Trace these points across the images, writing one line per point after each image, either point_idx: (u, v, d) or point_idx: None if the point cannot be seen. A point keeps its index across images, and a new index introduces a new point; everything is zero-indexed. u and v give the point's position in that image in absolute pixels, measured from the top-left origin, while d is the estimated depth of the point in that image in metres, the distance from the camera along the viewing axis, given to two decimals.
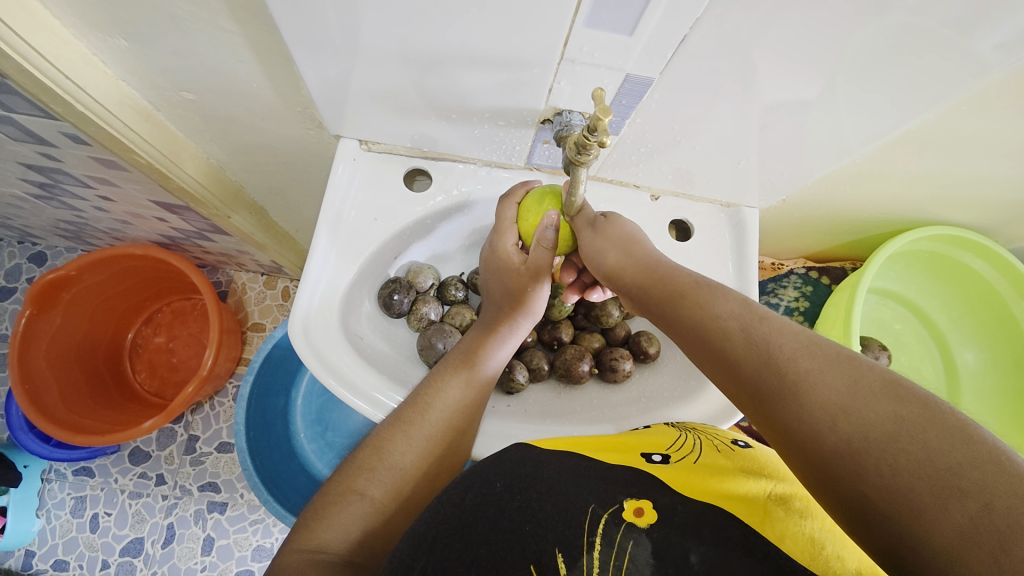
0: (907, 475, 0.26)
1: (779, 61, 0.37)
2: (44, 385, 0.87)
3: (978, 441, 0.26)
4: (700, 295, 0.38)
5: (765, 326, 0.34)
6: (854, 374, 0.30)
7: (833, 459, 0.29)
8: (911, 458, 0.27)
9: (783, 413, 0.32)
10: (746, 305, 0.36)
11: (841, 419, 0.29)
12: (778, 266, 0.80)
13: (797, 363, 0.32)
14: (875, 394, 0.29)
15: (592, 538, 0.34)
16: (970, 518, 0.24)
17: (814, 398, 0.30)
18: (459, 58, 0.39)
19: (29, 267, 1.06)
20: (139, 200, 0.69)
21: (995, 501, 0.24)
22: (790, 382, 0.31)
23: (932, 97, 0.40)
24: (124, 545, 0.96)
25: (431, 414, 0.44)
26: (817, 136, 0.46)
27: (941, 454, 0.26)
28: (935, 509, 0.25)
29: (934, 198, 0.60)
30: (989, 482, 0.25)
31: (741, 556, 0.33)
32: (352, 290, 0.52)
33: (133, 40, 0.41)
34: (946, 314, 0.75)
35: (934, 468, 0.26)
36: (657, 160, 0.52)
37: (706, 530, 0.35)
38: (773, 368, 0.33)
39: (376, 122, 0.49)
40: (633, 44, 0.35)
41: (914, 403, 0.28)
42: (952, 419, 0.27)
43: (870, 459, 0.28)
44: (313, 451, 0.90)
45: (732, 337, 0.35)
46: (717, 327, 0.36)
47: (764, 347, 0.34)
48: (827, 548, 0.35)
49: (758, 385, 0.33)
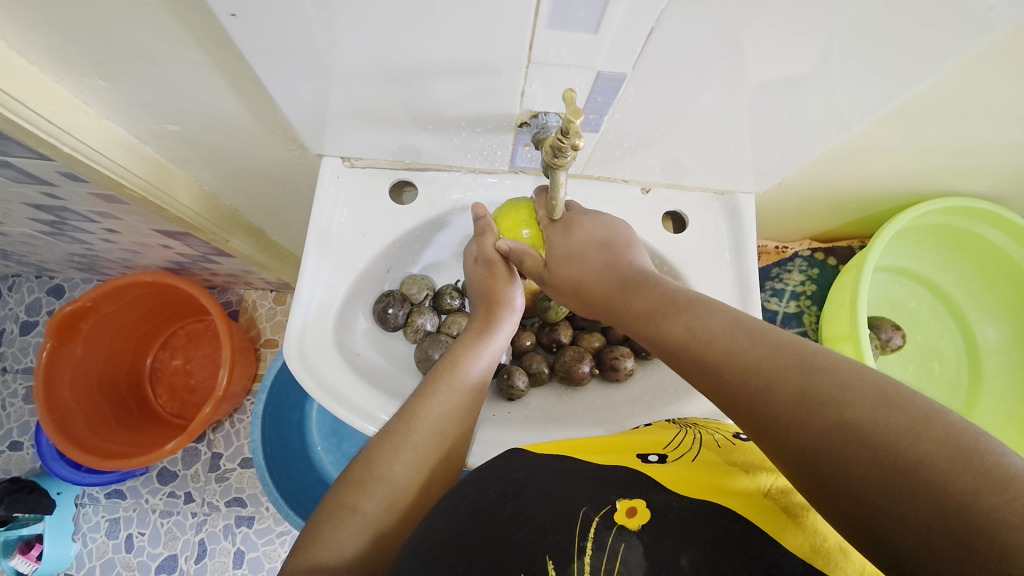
0: (860, 480, 0.26)
1: (755, 44, 0.36)
2: (71, 415, 0.90)
3: (929, 435, 0.25)
4: (655, 317, 0.39)
5: (712, 346, 0.34)
6: (804, 380, 0.29)
7: (800, 466, 0.29)
8: (863, 462, 0.26)
9: (752, 426, 0.32)
10: (694, 325, 0.36)
11: (796, 429, 0.29)
12: (783, 249, 0.76)
13: (748, 381, 0.32)
14: (831, 391, 0.28)
15: (584, 543, 0.33)
16: (933, 513, 0.24)
17: (770, 411, 0.30)
18: (428, 69, 0.38)
19: (49, 300, 1.10)
20: (142, 230, 0.71)
21: (947, 501, 0.23)
22: (748, 397, 0.32)
23: (923, 67, 0.38)
24: (159, 563, 0.98)
25: (418, 423, 0.44)
26: (806, 115, 0.44)
27: (889, 454, 0.25)
28: (900, 504, 0.25)
29: (939, 169, 0.58)
30: (941, 478, 0.24)
31: (731, 555, 0.32)
32: (346, 307, 0.52)
33: (110, 79, 0.42)
34: (964, 288, 0.73)
35: (884, 471, 0.25)
36: (642, 153, 0.51)
37: (701, 529, 0.34)
38: (731, 386, 0.33)
39: (356, 139, 0.49)
40: (600, 41, 0.34)
41: (871, 396, 0.27)
42: (901, 414, 0.26)
43: (833, 459, 0.27)
44: (331, 462, 0.90)
45: (689, 354, 0.36)
46: (671, 353, 0.37)
47: (716, 368, 0.34)
48: (830, 540, 0.34)
49: (724, 402, 0.34)
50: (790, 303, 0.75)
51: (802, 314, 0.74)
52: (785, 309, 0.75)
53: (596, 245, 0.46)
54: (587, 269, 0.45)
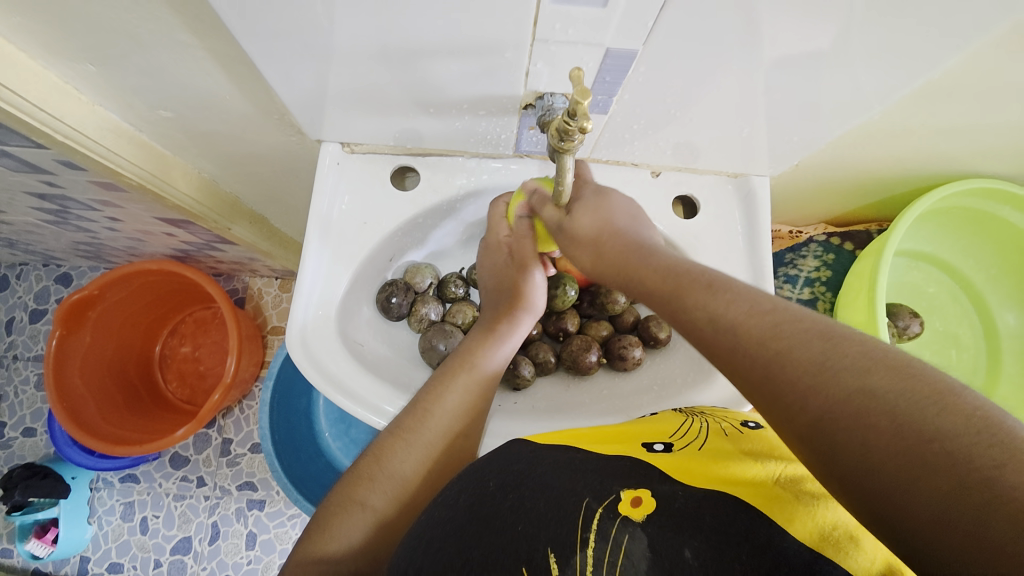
0: (877, 452, 0.24)
1: (774, 17, 0.33)
2: (81, 402, 0.91)
3: (956, 407, 0.23)
4: (671, 278, 0.36)
5: (731, 306, 0.32)
6: (824, 348, 0.27)
7: (810, 439, 0.26)
8: (882, 433, 0.24)
9: (758, 395, 0.29)
10: (715, 287, 0.34)
11: (810, 397, 0.26)
12: (797, 234, 0.74)
13: (764, 344, 0.29)
14: (855, 360, 0.26)
15: (586, 534, 0.32)
16: (954, 488, 0.21)
17: (783, 377, 0.28)
18: (428, 49, 0.36)
19: (57, 288, 1.10)
20: (145, 218, 0.70)
21: (972, 474, 0.21)
22: (761, 363, 0.29)
23: (955, 41, 0.36)
24: (173, 545, 1.01)
25: (431, 421, 0.43)
26: (826, 93, 0.42)
27: (913, 426, 0.23)
28: (919, 479, 0.22)
29: (964, 150, 0.55)
30: (967, 451, 0.21)
31: (737, 545, 0.31)
32: (350, 296, 0.52)
33: (101, 64, 0.40)
34: (984, 272, 0.70)
35: (905, 443, 0.23)
36: (652, 136, 0.49)
37: (707, 518, 0.33)
38: (742, 351, 0.30)
39: (356, 124, 0.47)
40: (609, 16, 0.32)
41: (897, 367, 0.25)
42: (927, 384, 0.24)
43: (849, 429, 0.25)
44: (338, 448, 0.89)
45: (704, 315, 0.33)
46: (684, 314, 0.34)
47: (731, 330, 0.31)
48: (839, 529, 0.32)
49: (732, 369, 0.31)
50: (803, 289, 0.72)
51: (816, 301, 0.72)
52: (799, 296, 0.72)
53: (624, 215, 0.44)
54: (608, 224, 0.43)
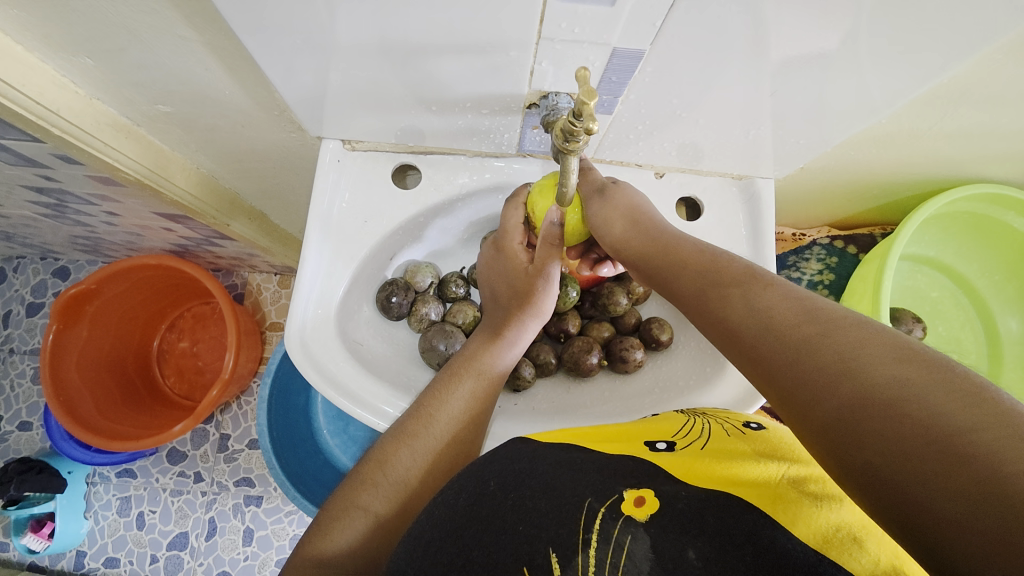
0: (904, 442, 0.23)
1: (785, 18, 0.33)
2: (78, 396, 0.90)
3: (990, 404, 0.22)
4: (709, 265, 0.37)
5: (770, 290, 0.32)
6: (857, 337, 0.27)
7: (831, 428, 0.26)
8: (911, 422, 0.23)
9: (783, 384, 0.29)
10: (756, 273, 0.34)
11: (838, 384, 0.26)
12: (800, 236, 0.74)
13: (797, 327, 0.29)
14: (889, 350, 0.25)
15: (588, 535, 0.32)
16: (986, 479, 0.20)
17: (812, 362, 0.28)
18: (431, 46, 0.36)
19: (54, 282, 1.10)
20: (143, 214, 0.69)
21: (1005, 467, 0.20)
22: (790, 347, 0.29)
23: (966, 48, 0.35)
24: (170, 540, 1.00)
25: (434, 426, 0.43)
26: (834, 96, 0.41)
27: (944, 417, 0.22)
28: (945, 470, 0.21)
29: (971, 155, 0.55)
30: (999, 448, 0.20)
31: (741, 547, 0.31)
32: (349, 296, 0.51)
33: (98, 58, 0.40)
34: (987, 278, 0.70)
35: (935, 433, 0.22)
36: (657, 137, 0.48)
37: (709, 520, 0.33)
38: (774, 334, 0.30)
39: (357, 121, 0.47)
40: (616, 15, 0.31)
41: (931, 360, 0.24)
42: (960, 381, 0.23)
43: (874, 418, 0.24)
44: (337, 445, 0.89)
45: (738, 298, 0.33)
46: (721, 294, 0.35)
47: (766, 313, 0.31)
48: (842, 530, 0.32)
49: (761, 351, 0.31)
50: None
51: None
52: None
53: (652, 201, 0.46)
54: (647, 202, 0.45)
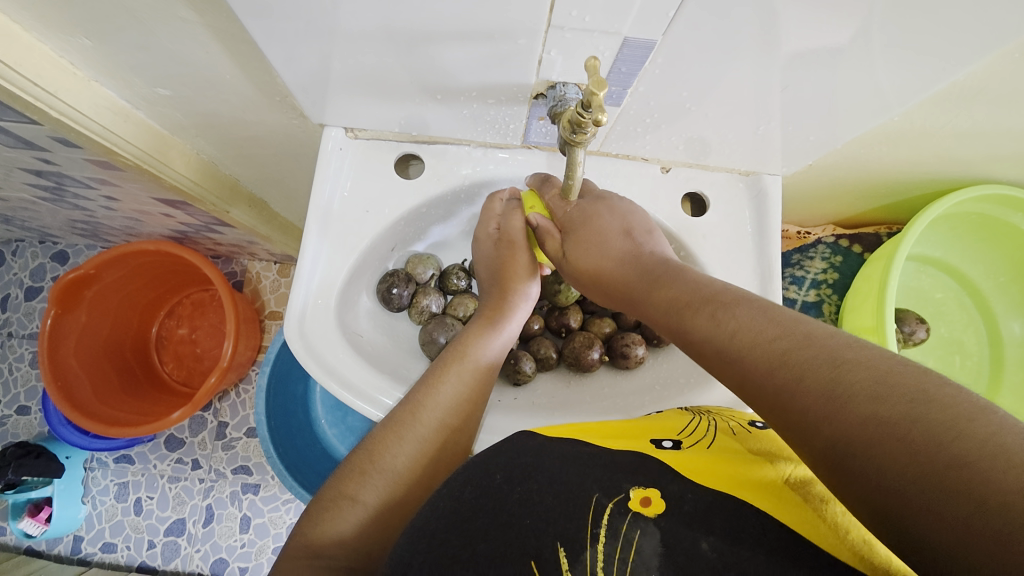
0: (896, 477, 0.23)
1: (800, 10, 0.32)
2: (76, 382, 0.90)
3: (972, 432, 0.22)
4: (676, 313, 0.37)
5: (738, 336, 0.33)
6: (834, 373, 0.27)
7: (826, 460, 0.27)
8: (898, 458, 0.23)
9: (776, 420, 0.30)
10: (719, 315, 0.35)
11: (823, 423, 0.27)
12: (806, 235, 0.72)
13: (775, 371, 0.30)
14: (864, 385, 0.26)
15: (596, 529, 0.32)
16: (973, 514, 0.21)
17: (796, 403, 0.28)
18: (437, 33, 0.35)
19: (53, 266, 1.09)
20: (142, 199, 0.68)
21: (988, 501, 0.20)
22: (773, 391, 0.30)
23: (983, 47, 0.35)
24: (167, 526, 1.01)
25: (424, 414, 0.43)
26: (847, 91, 0.40)
27: (928, 451, 0.23)
28: (936, 505, 0.22)
29: (981, 155, 0.54)
30: (985, 476, 0.21)
31: (753, 547, 0.30)
32: (350, 285, 0.51)
33: (95, 38, 0.39)
34: (993, 279, 0.69)
35: (922, 467, 0.23)
36: (665, 130, 0.47)
37: (718, 519, 0.33)
38: (756, 379, 0.31)
39: (361, 109, 0.46)
40: (629, 4, 0.31)
41: (907, 389, 0.24)
42: (939, 409, 0.23)
43: (862, 454, 0.25)
44: (335, 435, 0.88)
45: (712, 350, 0.34)
46: (697, 346, 0.35)
47: (742, 359, 0.32)
48: (853, 533, 0.31)
49: (748, 396, 0.32)
50: (810, 290, 0.72)
51: (822, 305, 0.72)
52: (805, 298, 0.72)
53: (617, 232, 0.44)
54: (605, 254, 0.44)
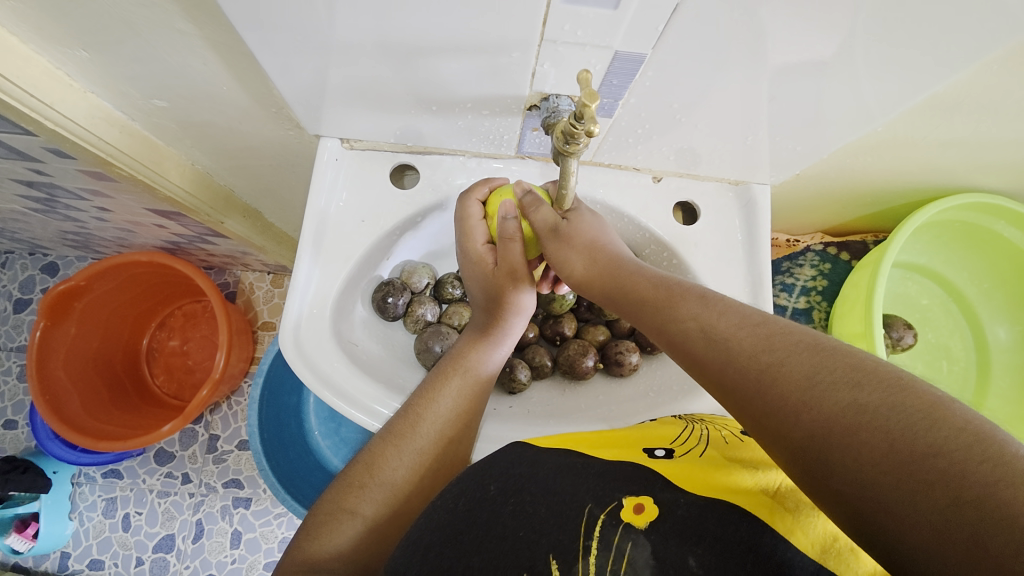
0: (872, 468, 0.24)
1: (784, 24, 0.33)
2: (64, 395, 0.88)
3: (948, 423, 0.23)
4: (662, 294, 0.37)
5: (724, 317, 0.33)
6: (817, 361, 0.28)
7: (801, 457, 0.27)
8: (876, 449, 0.24)
9: (750, 418, 0.30)
10: (708, 300, 0.35)
11: (801, 412, 0.27)
12: (794, 243, 0.74)
13: (757, 354, 0.30)
14: (844, 372, 0.27)
15: (588, 541, 0.32)
16: (950, 504, 0.22)
17: (773, 393, 0.29)
18: (432, 47, 0.36)
19: (42, 277, 1.08)
20: (135, 209, 0.68)
21: (965, 491, 0.21)
22: (750, 377, 0.30)
23: (960, 60, 0.36)
24: (156, 542, 0.99)
25: (422, 426, 0.43)
26: (831, 102, 0.42)
27: (907, 440, 0.23)
28: (911, 496, 0.23)
29: (963, 163, 0.55)
30: (960, 467, 0.22)
31: (742, 556, 0.31)
32: (345, 295, 0.51)
33: (93, 50, 0.39)
34: (977, 286, 0.71)
35: (899, 457, 0.23)
36: (656, 140, 0.48)
37: (710, 528, 0.33)
38: (732, 363, 0.31)
39: (356, 120, 0.47)
40: (619, 18, 0.32)
41: (887, 380, 0.26)
42: (917, 399, 0.24)
43: (839, 446, 0.25)
44: (328, 447, 0.87)
45: (695, 327, 0.34)
46: (678, 325, 0.35)
47: (723, 340, 0.32)
48: (841, 540, 0.33)
49: (723, 378, 0.32)
50: (799, 298, 0.73)
51: (812, 311, 0.72)
52: (795, 305, 0.73)
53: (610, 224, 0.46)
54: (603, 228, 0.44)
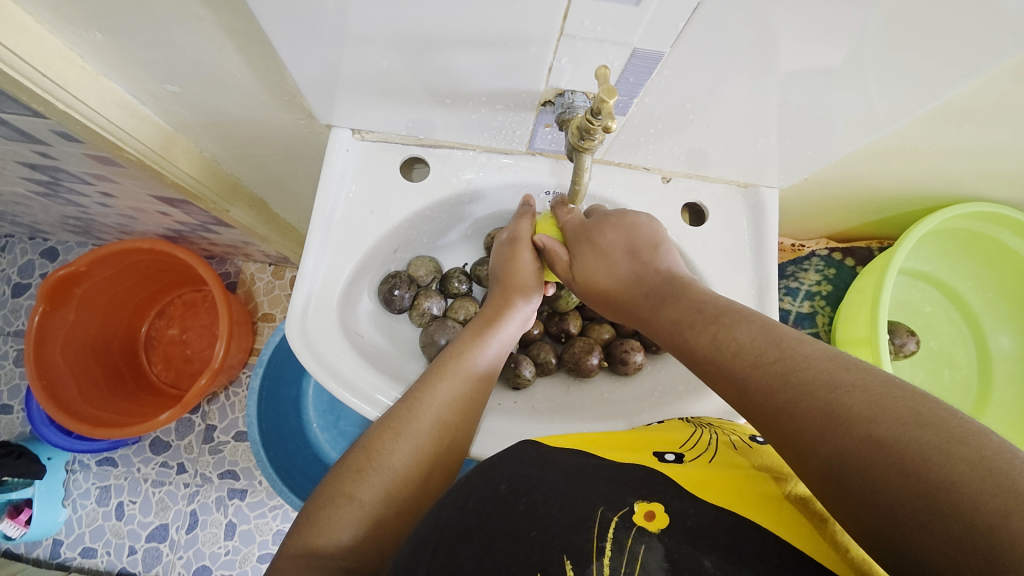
0: (888, 497, 0.24)
1: (803, 27, 0.33)
2: (62, 381, 0.88)
3: (964, 456, 0.23)
4: (679, 335, 0.39)
5: (738, 359, 0.34)
6: (830, 394, 0.28)
7: (823, 483, 0.28)
8: (890, 481, 0.24)
9: (774, 439, 0.31)
10: (721, 337, 0.36)
11: (818, 444, 0.28)
12: (799, 247, 0.75)
13: (773, 394, 0.31)
14: (860, 406, 0.27)
15: (603, 543, 0.32)
16: (963, 535, 0.22)
17: (792, 425, 0.29)
18: (450, 38, 0.36)
19: (42, 262, 1.07)
20: (140, 196, 0.67)
21: (977, 523, 0.21)
22: (771, 413, 0.31)
23: (977, 69, 0.36)
24: (149, 532, 0.98)
25: (420, 411, 0.43)
26: (845, 108, 0.42)
27: (923, 472, 0.23)
28: (926, 526, 0.23)
29: (972, 172, 0.56)
30: (975, 499, 0.22)
31: (754, 564, 0.30)
32: (352, 285, 0.51)
33: (108, 32, 0.39)
34: (981, 294, 0.71)
35: (914, 488, 0.24)
36: (668, 140, 0.48)
37: (720, 537, 0.32)
38: (755, 402, 0.32)
39: (368, 111, 0.46)
40: (639, 15, 0.32)
41: (903, 410, 0.26)
42: (934, 432, 0.24)
43: (856, 476, 0.26)
44: (326, 440, 0.87)
45: (715, 372, 0.35)
46: (700, 366, 0.37)
47: (743, 382, 0.33)
48: (853, 551, 0.32)
49: (748, 415, 0.33)
50: (803, 302, 0.73)
51: (816, 316, 0.73)
52: (799, 309, 0.73)
53: (621, 252, 0.46)
54: (612, 273, 0.46)
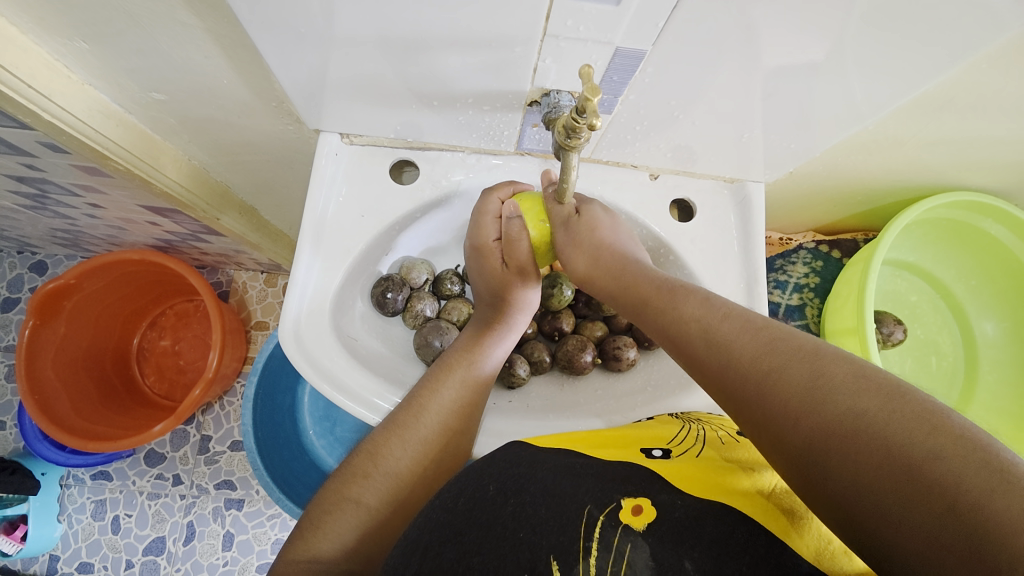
0: (869, 478, 0.25)
1: (782, 22, 0.34)
2: (54, 395, 0.87)
3: (944, 432, 0.24)
4: (665, 301, 0.39)
5: (725, 324, 0.35)
6: (813, 368, 0.29)
7: (801, 466, 0.28)
8: (873, 463, 0.25)
9: (751, 420, 0.32)
10: (711, 302, 0.37)
11: (799, 419, 0.28)
12: (786, 241, 0.76)
13: (757, 363, 0.32)
14: (844, 378, 0.28)
15: (589, 542, 0.32)
16: (944, 513, 0.22)
17: (774, 398, 0.30)
18: (434, 41, 0.36)
19: (31, 276, 1.06)
20: (128, 206, 0.67)
21: (960, 500, 0.22)
22: (752, 385, 0.31)
23: (950, 59, 0.37)
24: (146, 545, 0.97)
25: (425, 417, 0.43)
26: (826, 101, 0.42)
27: (905, 448, 0.24)
28: (904, 505, 0.24)
29: (952, 162, 0.57)
30: (955, 477, 0.23)
31: (737, 558, 0.31)
32: (344, 289, 0.51)
33: (93, 41, 0.39)
34: (964, 282, 0.73)
35: (897, 466, 0.24)
36: (654, 137, 0.49)
37: (707, 529, 0.33)
38: (735, 373, 0.33)
39: (356, 115, 0.47)
40: (621, 14, 0.32)
41: (885, 387, 0.26)
42: (914, 409, 0.25)
43: (837, 458, 0.26)
44: (323, 446, 0.87)
45: (697, 334, 0.36)
46: (681, 330, 0.37)
47: (725, 348, 0.34)
48: (834, 542, 0.33)
49: (727, 390, 0.33)
50: (793, 295, 0.74)
51: (805, 307, 0.74)
52: (788, 301, 0.74)
53: (627, 229, 0.47)
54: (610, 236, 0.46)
